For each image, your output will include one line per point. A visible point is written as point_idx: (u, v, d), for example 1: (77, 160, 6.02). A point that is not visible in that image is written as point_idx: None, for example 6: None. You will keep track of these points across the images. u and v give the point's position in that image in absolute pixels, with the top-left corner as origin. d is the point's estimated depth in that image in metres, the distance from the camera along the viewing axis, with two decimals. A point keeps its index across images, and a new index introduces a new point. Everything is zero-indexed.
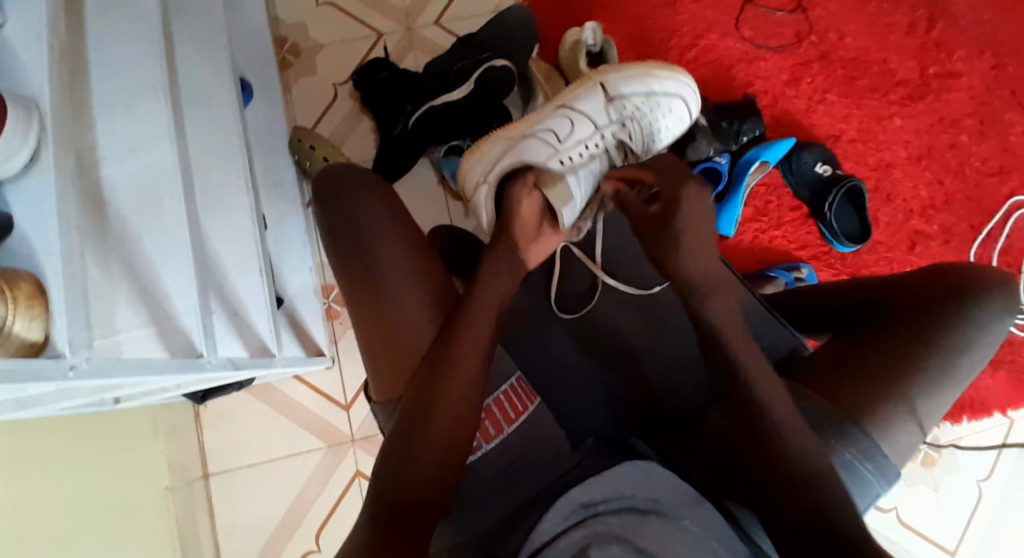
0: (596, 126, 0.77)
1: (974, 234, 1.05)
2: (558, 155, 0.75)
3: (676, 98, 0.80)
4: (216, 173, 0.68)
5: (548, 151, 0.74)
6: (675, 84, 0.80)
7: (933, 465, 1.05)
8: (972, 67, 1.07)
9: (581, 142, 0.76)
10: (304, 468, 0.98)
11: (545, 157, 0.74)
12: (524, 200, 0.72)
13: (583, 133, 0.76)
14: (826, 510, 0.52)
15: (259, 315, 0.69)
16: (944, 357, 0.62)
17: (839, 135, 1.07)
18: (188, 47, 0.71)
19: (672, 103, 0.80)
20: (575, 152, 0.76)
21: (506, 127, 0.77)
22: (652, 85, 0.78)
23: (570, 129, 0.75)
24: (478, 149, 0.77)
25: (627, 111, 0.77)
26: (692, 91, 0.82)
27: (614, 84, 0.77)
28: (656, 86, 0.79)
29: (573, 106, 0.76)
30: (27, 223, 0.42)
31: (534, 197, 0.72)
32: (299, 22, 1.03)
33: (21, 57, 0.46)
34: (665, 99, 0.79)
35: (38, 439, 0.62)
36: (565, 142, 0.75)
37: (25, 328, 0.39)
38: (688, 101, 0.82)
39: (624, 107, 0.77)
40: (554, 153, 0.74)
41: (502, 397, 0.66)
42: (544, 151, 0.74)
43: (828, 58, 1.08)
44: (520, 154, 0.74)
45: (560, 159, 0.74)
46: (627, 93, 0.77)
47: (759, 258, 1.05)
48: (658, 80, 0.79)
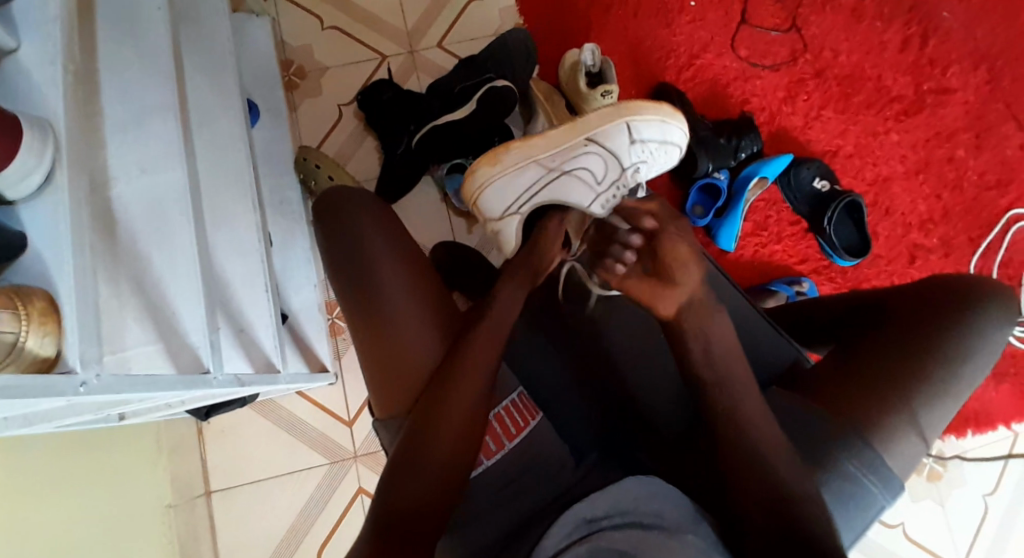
0: (623, 167, 0.75)
1: (973, 247, 1.06)
2: (591, 193, 0.73)
3: (685, 148, 0.80)
4: (223, 191, 0.70)
5: (580, 188, 0.73)
6: (684, 132, 0.80)
7: (938, 479, 1.04)
8: (966, 82, 1.09)
9: (614, 184, 0.74)
10: (306, 484, 0.98)
11: (579, 197, 0.73)
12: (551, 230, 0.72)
13: (611, 175, 0.74)
14: (820, 527, 0.52)
15: (265, 331, 0.70)
16: (944, 366, 0.62)
17: (836, 151, 1.09)
18: (196, 70, 0.73)
19: (682, 152, 0.80)
20: (607, 193, 0.73)
21: (536, 147, 0.73)
22: (670, 132, 0.77)
23: (602, 169, 0.74)
24: (496, 168, 0.74)
25: (646, 155, 0.77)
26: (701, 139, 0.82)
27: (639, 127, 0.75)
28: (674, 132, 0.78)
29: (602, 142, 0.74)
30: (41, 242, 0.44)
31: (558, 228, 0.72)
32: (304, 45, 1.05)
33: (36, 81, 0.47)
34: (678, 148, 0.79)
35: (44, 456, 0.63)
36: (599, 181, 0.74)
37: (39, 343, 0.40)
38: (689, 146, 0.83)
39: (645, 149, 0.76)
40: (586, 190, 0.73)
41: (503, 412, 0.67)
42: (581, 192, 0.74)
43: (823, 75, 1.10)
44: (556, 191, 0.74)
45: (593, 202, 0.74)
46: (647, 137, 0.76)
47: (759, 272, 1.06)
48: (676, 128, 0.78)
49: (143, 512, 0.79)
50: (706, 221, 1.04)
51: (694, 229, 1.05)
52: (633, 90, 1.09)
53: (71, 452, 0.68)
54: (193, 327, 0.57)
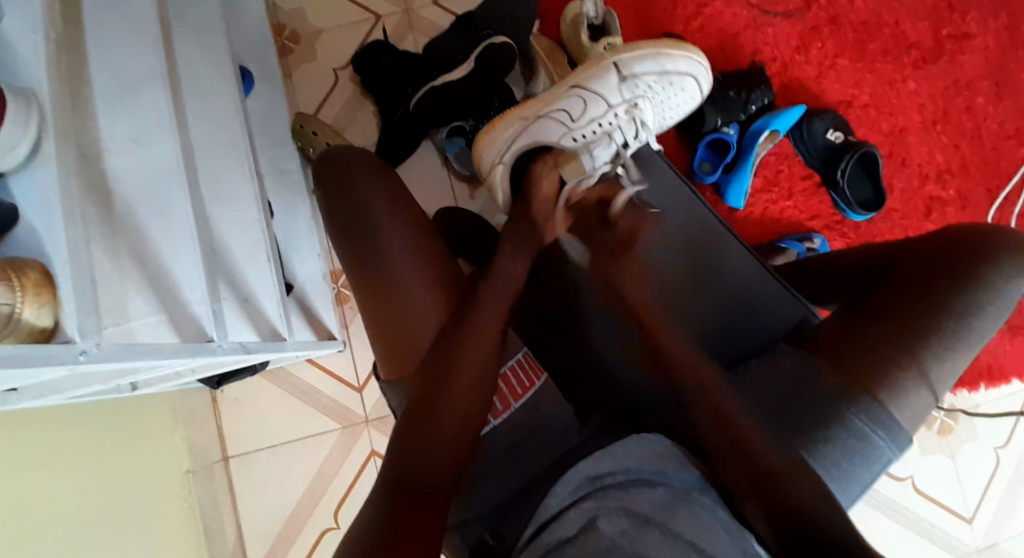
0: (609, 104, 0.76)
1: (990, 199, 1.03)
2: (569, 133, 0.76)
3: (689, 76, 0.82)
4: (219, 159, 0.69)
5: (558, 131, 0.76)
6: (688, 63, 0.81)
7: (949, 433, 1.03)
8: (985, 28, 1.05)
9: (593, 121, 0.76)
10: (320, 449, 1.00)
11: (557, 138, 0.76)
12: (545, 178, 0.72)
13: (595, 112, 0.76)
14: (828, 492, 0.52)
15: (270, 300, 0.69)
16: (955, 319, 0.60)
17: (852, 100, 1.05)
18: (187, 34, 0.71)
19: (683, 80, 0.82)
20: (584, 130, 0.76)
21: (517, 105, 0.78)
22: (665, 63, 0.78)
23: (583, 109, 0.76)
24: (492, 132, 0.78)
25: (638, 90, 0.78)
26: (704, 66, 0.83)
27: (628, 63, 0.76)
28: (669, 63, 0.79)
29: (587, 86, 0.75)
30: (35, 215, 0.43)
31: (552, 177, 0.72)
32: (297, 7, 1.03)
33: (20, 51, 0.46)
34: (678, 78, 0.81)
35: (60, 426, 0.64)
36: (577, 121, 0.76)
37: (35, 315, 0.40)
38: (700, 75, 0.84)
39: (637, 85, 0.78)
40: (565, 131, 0.76)
41: (509, 372, 0.66)
42: (556, 131, 0.76)
43: (837, 22, 1.05)
44: (534, 135, 0.76)
45: (573, 138, 0.76)
46: (641, 72, 0.77)
47: (771, 229, 1.03)
48: (671, 58, 0.79)
49: (161, 478, 0.80)
50: (715, 177, 1.00)
51: (702, 187, 1.02)
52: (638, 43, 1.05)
53: (86, 422, 0.69)
54: (196, 297, 0.56)
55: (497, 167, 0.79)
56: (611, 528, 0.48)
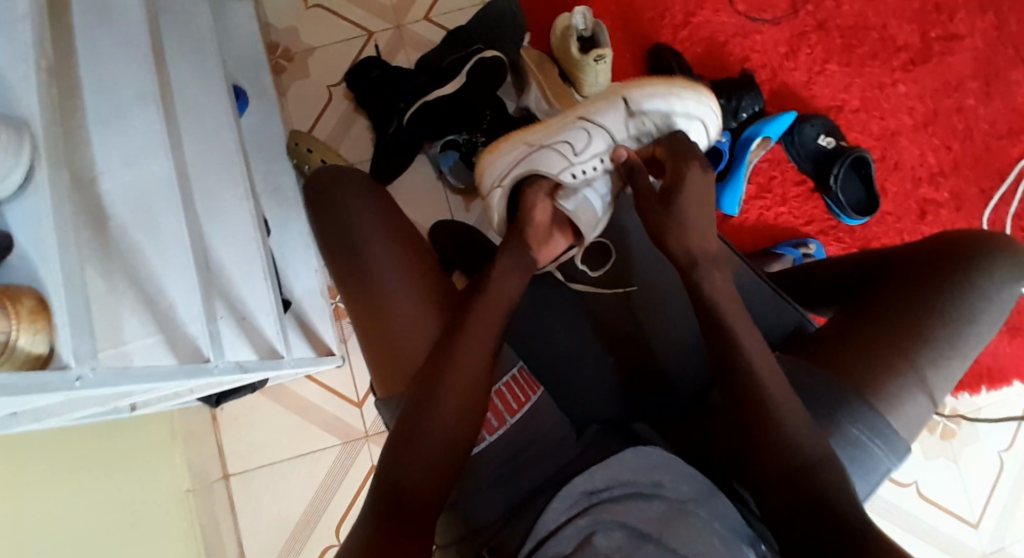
0: (613, 139, 0.73)
1: (984, 199, 1.03)
2: (568, 163, 0.72)
3: (699, 121, 0.76)
4: (214, 181, 0.69)
5: (558, 159, 0.72)
6: (698, 107, 0.76)
7: (952, 438, 1.03)
8: (973, 28, 1.05)
9: (594, 154, 0.73)
10: (321, 465, 1.00)
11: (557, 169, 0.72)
12: (538, 207, 0.71)
13: (598, 143, 0.73)
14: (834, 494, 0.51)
15: (267, 317, 0.70)
16: (949, 324, 0.61)
17: (842, 105, 1.05)
18: (180, 57, 0.72)
19: (695, 124, 0.76)
20: (586, 162, 0.72)
21: (526, 129, 0.75)
22: (675, 103, 0.74)
23: (586, 141, 0.72)
24: (493, 155, 0.76)
25: (645, 128, 0.74)
26: (713, 109, 0.78)
27: (637, 100, 0.73)
28: (678, 104, 0.74)
29: (590, 118, 0.73)
30: (28, 243, 0.44)
31: (546, 205, 0.70)
32: (289, 27, 1.04)
33: (10, 79, 0.47)
34: (688, 121, 0.75)
35: (59, 451, 0.64)
36: (580, 153, 0.72)
37: (31, 341, 0.40)
38: (713, 122, 0.78)
39: (644, 124, 0.74)
40: (565, 161, 0.72)
41: (504, 387, 0.65)
42: (557, 162, 0.72)
43: (825, 27, 1.06)
44: (534, 163, 0.72)
45: (573, 173, 0.72)
46: (648, 110, 0.74)
47: (765, 235, 1.03)
48: (682, 100, 0.75)
49: (161, 499, 0.80)
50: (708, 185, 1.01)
51: None
52: (628, 53, 1.06)
53: (87, 444, 0.70)
54: (191, 317, 0.56)
55: (495, 191, 0.76)
56: (607, 544, 0.49)
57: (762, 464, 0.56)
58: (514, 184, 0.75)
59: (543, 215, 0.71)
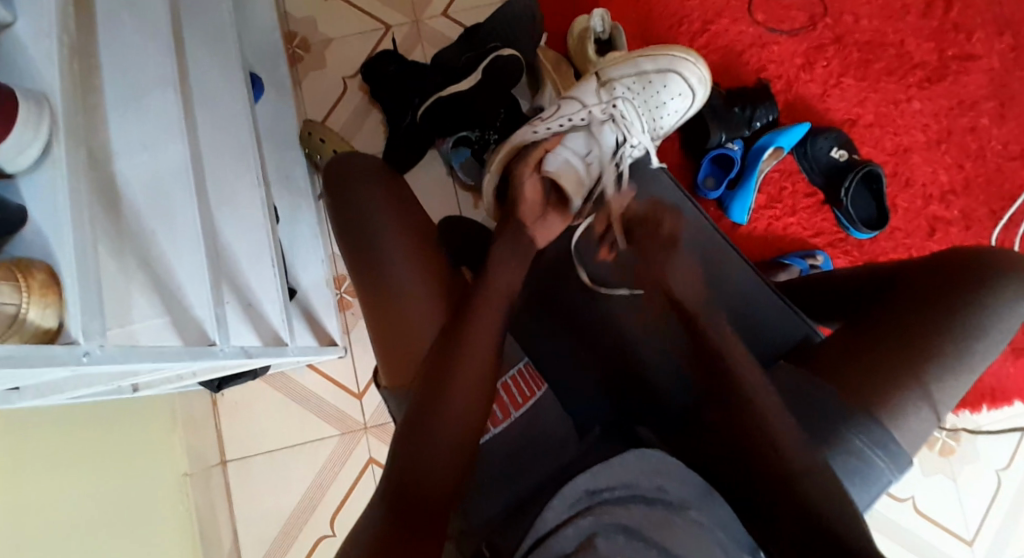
0: (584, 104, 0.82)
1: (994, 219, 1.03)
2: (536, 129, 0.81)
3: (669, 72, 0.85)
4: (227, 166, 0.69)
5: (528, 129, 0.81)
6: (667, 59, 0.84)
7: (951, 454, 1.03)
8: (991, 48, 1.05)
9: (564, 117, 0.81)
10: (318, 455, 1.00)
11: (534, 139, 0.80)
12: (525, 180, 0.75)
13: (569, 110, 0.82)
14: None
15: (272, 305, 0.70)
16: (957, 342, 0.60)
17: (856, 119, 1.05)
18: (198, 41, 0.72)
19: (667, 78, 0.85)
20: (556, 123, 0.81)
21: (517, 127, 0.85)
22: (644, 64, 0.84)
23: (558, 109, 0.82)
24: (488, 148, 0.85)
25: (615, 90, 0.83)
26: (692, 63, 0.85)
27: (605, 72, 0.85)
28: (649, 65, 0.85)
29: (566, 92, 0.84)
30: (42, 218, 0.44)
31: (533, 179, 0.75)
32: (308, 17, 1.04)
33: (32, 54, 0.47)
34: (656, 76, 0.85)
35: (60, 427, 0.64)
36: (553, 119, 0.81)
37: (40, 316, 0.40)
38: (685, 77, 0.85)
39: (614, 88, 0.83)
40: (533, 128, 0.81)
41: (510, 382, 0.66)
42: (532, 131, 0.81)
43: (842, 41, 1.06)
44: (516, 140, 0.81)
45: (536, 132, 0.81)
46: (618, 77, 0.84)
47: (773, 245, 1.03)
48: (648, 60, 0.84)
49: (157, 482, 0.80)
50: (719, 193, 1.01)
51: (706, 202, 1.03)
52: None
53: (88, 423, 0.70)
54: (197, 300, 0.56)
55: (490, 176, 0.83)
56: (609, 546, 0.49)
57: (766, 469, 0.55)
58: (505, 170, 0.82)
59: (534, 189, 0.74)
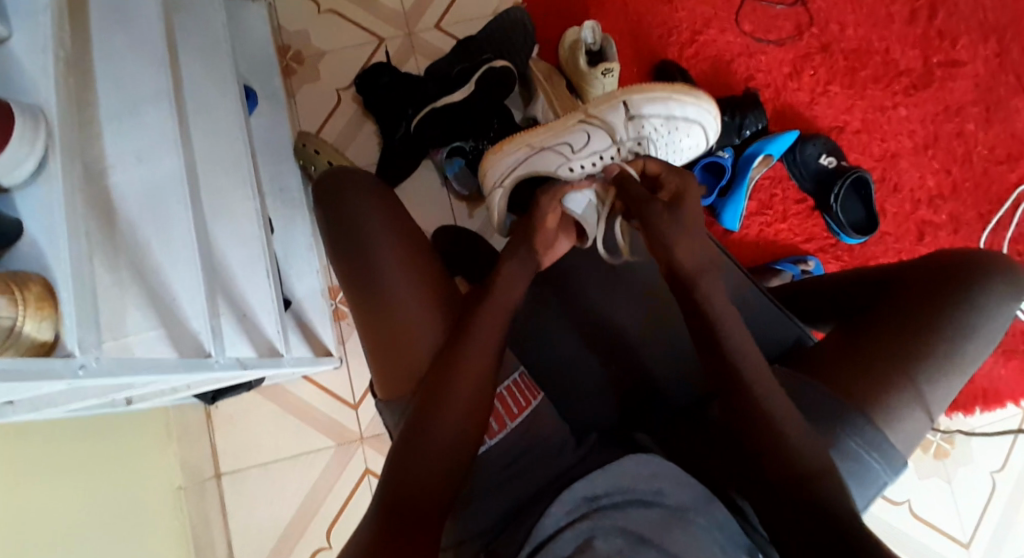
0: (613, 140, 0.76)
1: (983, 223, 1.04)
2: (568, 163, 0.77)
3: (696, 124, 0.81)
4: (224, 177, 0.70)
5: (560, 161, 0.78)
6: (696, 109, 0.81)
7: (946, 457, 1.03)
8: (975, 55, 1.07)
9: (595, 154, 0.77)
10: (314, 467, 0.99)
11: (555, 167, 0.78)
12: (550, 212, 0.68)
13: (599, 145, 0.77)
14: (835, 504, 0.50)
15: (267, 316, 0.69)
16: (949, 342, 0.61)
17: (844, 126, 1.07)
18: (192, 52, 0.72)
19: (691, 127, 0.81)
20: (587, 162, 0.77)
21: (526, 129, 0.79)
22: (673, 108, 0.79)
23: (585, 142, 0.76)
24: (498, 154, 0.80)
25: (644, 131, 0.77)
26: (712, 117, 0.83)
27: (637, 103, 0.76)
28: (679, 109, 0.79)
29: (596, 120, 0.76)
30: (38, 231, 0.44)
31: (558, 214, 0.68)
32: (302, 30, 1.05)
33: (28, 69, 0.47)
34: (685, 124, 0.80)
35: (54, 442, 0.64)
36: (577, 152, 0.77)
37: (36, 328, 0.40)
38: (709, 124, 0.83)
39: (644, 126, 0.78)
40: (564, 162, 0.77)
41: (505, 391, 0.66)
42: (555, 160, 0.78)
43: (829, 49, 1.08)
44: (534, 165, 0.79)
45: (570, 168, 0.77)
46: (648, 114, 0.77)
47: (764, 252, 1.04)
48: (680, 103, 0.79)
49: (151, 496, 0.80)
50: (710, 201, 1.02)
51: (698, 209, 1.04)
52: (635, 68, 1.07)
53: (81, 438, 0.69)
54: (194, 312, 0.55)
55: (496, 189, 0.83)
56: (607, 547, 0.49)
57: (774, 469, 0.55)
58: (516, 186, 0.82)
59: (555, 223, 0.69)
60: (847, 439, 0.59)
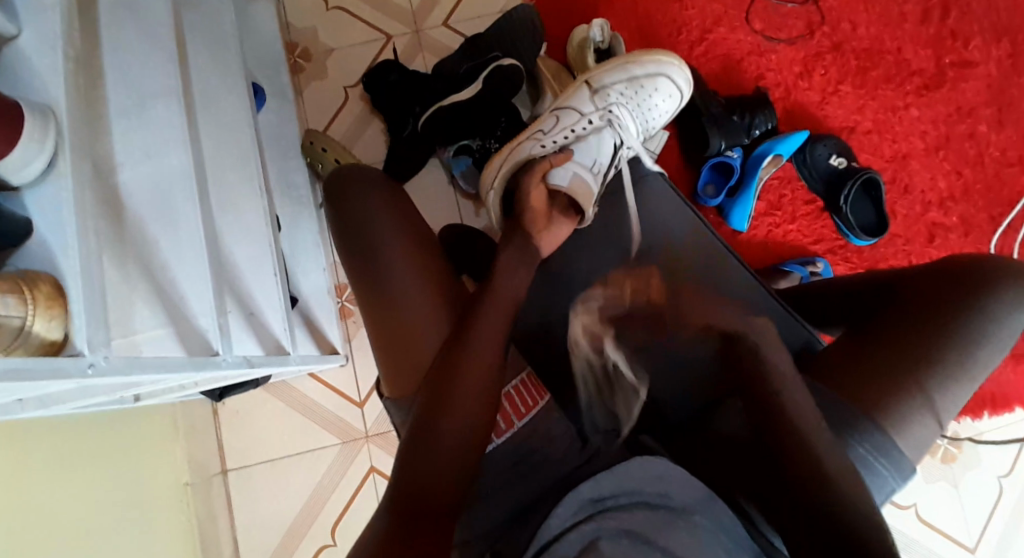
0: (581, 113, 0.83)
1: (993, 225, 1.03)
2: (540, 142, 0.81)
3: (661, 78, 0.87)
4: (231, 175, 0.70)
5: (533, 143, 0.81)
6: (657, 65, 0.87)
7: (953, 461, 1.03)
8: (988, 55, 1.06)
9: (566, 128, 0.82)
10: (319, 464, 0.99)
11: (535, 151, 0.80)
12: (533, 189, 0.74)
13: (569, 121, 0.82)
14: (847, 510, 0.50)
15: (274, 313, 0.70)
16: (960, 348, 0.61)
17: (854, 127, 1.06)
18: (201, 50, 0.72)
19: (656, 83, 0.87)
20: (560, 137, 0.81)
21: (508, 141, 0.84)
22: (632, 70, 0.86)
23: (556, 121, 0.82)
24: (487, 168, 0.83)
25: (611, 97, 0.85)
26: (677, 66, 0.88)
27: (597, 77, 0.85)
28: (639, 70, 0.87)
29: (566, 103, 0.83)
30: (47, 229, 0.44)
31: (541, 186, 0.74)
32: (310, 27, 1.05)
33: (37, 66, 0.47)
34: (650, 81, 0.87)
35: (62, 438, 0.64)
36: (551, 131, 0.82)
37: (45, 328, 0.40)
38: (676, 75, 0.88)
39: (609, 94, 0.85)
40: (538, 140, 0.81)
41: (513, 392, 0.67)
42: (532, 144, 0.80)
43: (840, 49, 1.07)
44: (515, 158, 0.79)
45: (545, 145, 0.81)
46: (610, 83, 0.85)
47: (772, 253, 1.04)
48: (638, 65, 0.86)
49: (158, 490, 0.80)
50: (718, 200, 1.01)
51: (706, 209, 1.04)
52: None
53: (88, 433, 0.69)
54: (201, 310, 0.56)
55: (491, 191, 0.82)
56: (612, 549, 0.49)
57: (780, 472, 0.55)
58: (507, 183, 0.80)
59: (539, 198, 0.74)
60: (858, 444, 0.59)
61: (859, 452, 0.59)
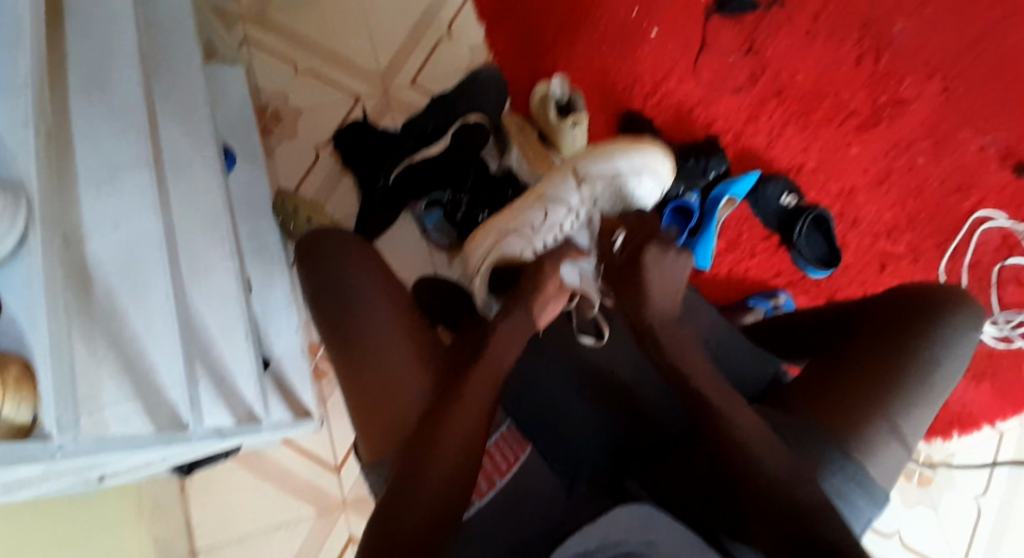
0: (568, 208, 0.81)
1: (940, 252, 1.09)
2: (529, 243, 0.81)
3: (643, 175, 0.79)
4: (204, 239, 0.70)
5: (522, 243, 0.81)
6: (642, 159, 0.79)
7: (929, 484, 1.06)
8: (921, 93, 1.13)
9: (554, 227, 0.81)
10: (295, 536, 0.97)
11: (522, 249, 0.81)
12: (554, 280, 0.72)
13: (557, 217, 0.81)
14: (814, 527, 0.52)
15: (246, 381, 0.68)
16: (919, 372, 0.63)
17: (802, 166, 1.12)
18: (170, 117, 0.73)
19: (641, 178, 0.79)
20: (546, 239, 0.81)
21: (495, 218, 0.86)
22: (618, 161, 0.78)
23: (543, 218, 0.81)
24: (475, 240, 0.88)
25: (596, 192, 0.80)
26: (660, 158, 0.81)
27: (586, 166, 0.80)
28: (624, 162, 0.79)
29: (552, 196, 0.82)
30: (16, 306, 0.43)
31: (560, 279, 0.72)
32: (278, 89, 1.07)
33: (6, 143, 0.47)
34: (635, 177, 0.79)
35: (26, 527, 0.62)
36: (536, 230, 0.81)
37: (14, 411, 0.40)
38: (659, 171, 0.81)
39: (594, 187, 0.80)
40: (526, 243, 0.81)
41: (493, 450, 0.68)
42: (519, 243, 0.81)
43: (783, 94, 1.13)
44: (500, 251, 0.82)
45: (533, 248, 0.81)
46: (596, 173, 0.79)
47: (735, 291, 1.08)
48: (626, 157, 0.78)
49: None
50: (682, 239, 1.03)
51: None
52: (604, 118, 1.12)
53: (51, 517, 0.67)
54: (172, 381, 0.55)
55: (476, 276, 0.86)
56: None
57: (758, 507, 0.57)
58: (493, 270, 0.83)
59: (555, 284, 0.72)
60: (831, 473, 0.60)
61: (831, 482, 0.60)
